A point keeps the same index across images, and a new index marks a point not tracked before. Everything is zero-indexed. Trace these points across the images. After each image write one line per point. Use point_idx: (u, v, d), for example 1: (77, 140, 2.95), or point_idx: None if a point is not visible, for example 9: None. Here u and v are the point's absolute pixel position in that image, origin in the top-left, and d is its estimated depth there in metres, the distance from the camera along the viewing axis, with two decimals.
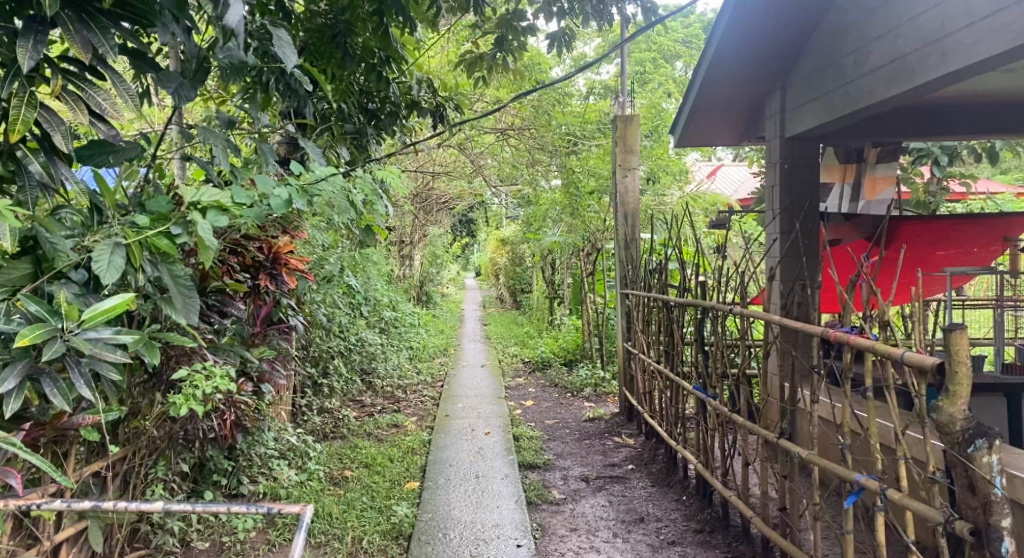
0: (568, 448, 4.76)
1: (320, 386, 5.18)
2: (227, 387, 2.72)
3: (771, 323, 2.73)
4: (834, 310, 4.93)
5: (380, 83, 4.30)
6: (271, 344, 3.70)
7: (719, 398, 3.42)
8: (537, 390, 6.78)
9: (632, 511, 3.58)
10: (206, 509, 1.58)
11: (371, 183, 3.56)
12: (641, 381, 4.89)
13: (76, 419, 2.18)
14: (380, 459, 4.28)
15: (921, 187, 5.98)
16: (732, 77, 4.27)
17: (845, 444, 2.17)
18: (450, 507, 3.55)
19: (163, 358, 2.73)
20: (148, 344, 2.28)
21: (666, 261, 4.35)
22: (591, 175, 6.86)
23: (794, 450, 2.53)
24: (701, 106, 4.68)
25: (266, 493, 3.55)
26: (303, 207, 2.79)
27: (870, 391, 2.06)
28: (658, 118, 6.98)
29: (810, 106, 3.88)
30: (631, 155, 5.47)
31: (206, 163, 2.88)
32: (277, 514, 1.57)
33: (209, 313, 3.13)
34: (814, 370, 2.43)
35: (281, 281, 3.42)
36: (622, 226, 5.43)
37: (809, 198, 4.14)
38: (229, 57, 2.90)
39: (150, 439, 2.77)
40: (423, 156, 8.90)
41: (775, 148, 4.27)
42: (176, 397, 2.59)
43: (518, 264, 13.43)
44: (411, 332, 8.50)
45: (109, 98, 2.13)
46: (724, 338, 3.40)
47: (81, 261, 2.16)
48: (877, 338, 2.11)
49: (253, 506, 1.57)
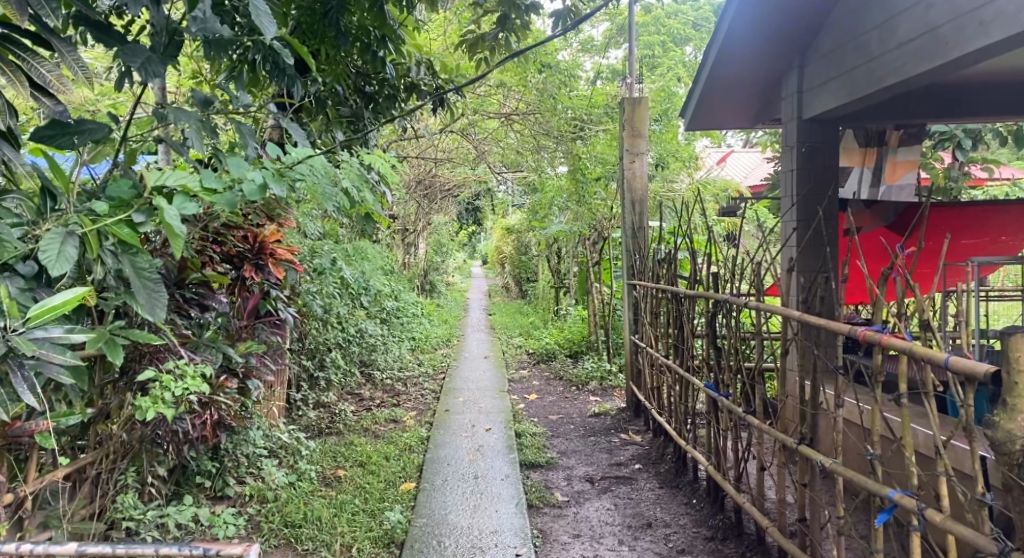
0: (572, 445, 4.57)
1: (316, 379, 5.02)
2: (201, 388, 2.55)
3: (792, 319, 2.48)
4: (858, 300, 4.68)
5: (375, 64, 4.07)
6: (259, 338, 3.52)
7: (733, 396, 3.20)
8: (541, 383, 6.58)
9: (639, 516, 3.38)
10: (130, 553, 1.41)
11: (361, 169, 3.34)
12: (648, 375, 4.68)
13: (29, 425, 2.02)
14: (375, 457, 4.10)
15: (942, 172, 5.70)
16: (746, 53, 4.01)
17: (874, 455, 1.92)
18: (446, 511, 3.36)
19: (133, 356, 2.58)
20: (109, 343, 2.12)
21: (675, 250, 4.14)
22: (598, 161, 6.63)
23: (816, 458, 2.29)
24: (713, 87, 4.44)
25: (252, 496, 3.36)
26: (280, 193, 2.55)
27: (903, 397, 1.81)
28: (668, 102, 6.77)
29: (831, 85, 3.62)
30: (640, 139, 5.22)
31: (180, 146, 2.68)
32: (217, 555, 1.40)
33: (187, 308, 2.88)
34: (840, 371, 2.18)
35: (267, 272, 3.28)
36: (629, 213, 5.21)
37: (828, 184, 3.91)
38: (204, 30, 2.68)
39: (119, 443, 2.59)
40: (425, 142, 8.67)
41: (791, 131, 4.02)
42: (144, 399, 2.43)
43: (524, 253, 13.22)
44: (413, 322, 8.31)
45: (55, 70, 2.06)
46: (738, 332, 3.18)
47: (31, 253, 1.97)
48: (914, 338, 1.88)
49: (186, 548, 1.41)
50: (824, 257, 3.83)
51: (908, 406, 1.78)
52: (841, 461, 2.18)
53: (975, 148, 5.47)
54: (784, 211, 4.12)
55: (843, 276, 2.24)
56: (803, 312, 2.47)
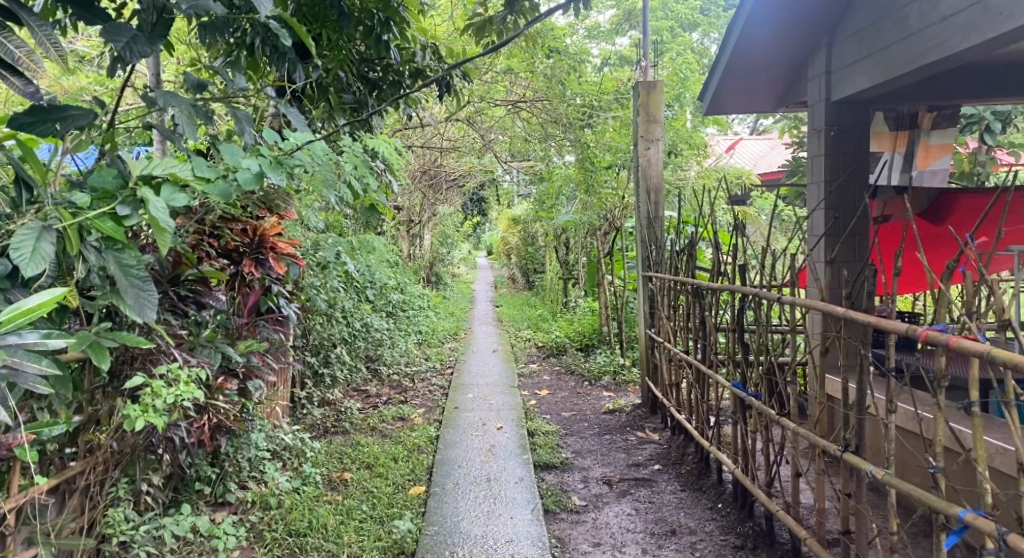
0: (587, 444, 4.40)
1: (320, 377, 4.81)
2: (195, 394, 2.38)
3: (836, 317, 2.27)
4: (917, 288, 4.47)
5: (380, 50, 3.82)
6: (261, 336, 3.35)
7: (763, 395, 3.01)
8: (552, 377, 6.40)
9: (661, 522, 3.21)
10: None
11: (361, 154, 3.15)
12: (665, 371, 4.50)
13: (8, 438, 1.85)
14: (383, 459, 3.93)
15: (969, 156, 5.48)
16: (771, 33, 3.80)
17: (937, 468, 1.73)
18: (458, 519, 3.19)
19: (125, 359, 2.42)
20: (94, 347, 1.97)
21: (696, 241, 3.95)
22: (608, 149, 6.44)
23: (863, 468, 2.10)
24: (734, 68, 4.20)
25: (254, 502, 3.21)
26: (277, 181, 2.42)
27: (975, 405, 1.61)
28: (681, 87, 6.56)
29: (862, 65, 3.41)
30: (655, 124, 5.00)
31: (171, 133, 2.49)
32: None
33: (183, 306, 2.71)
34: (893, 374, 1.98)
35: (267, 267, 3.14)
36: (643, 202, 5.01)
37: (857, 169, 3.70)
38: (195, 8, 2.45)
39: (109, 452, 2.41)
40: (430, 131, 8.45)
41: (818, 114, 3.81)
42: (132, 408, 2.26)
43: (531, 244, 13.04)
44: (419, 315, 8.13)
45: (22, 45, 1.88)
46: (768, 327, 2.99)
47: (3, 250, 1.80)
48: (984, 338, 1.68)
49: None
50: (858, 247, 3.63)
51: (980, 415, 1.59)
52: (894, 472, 1.98)
53: (1005, 131, 5.23)
54: (810, 199, 3.92)
55: (896, 270, 2.01)
56: (847, 308, 2.25)
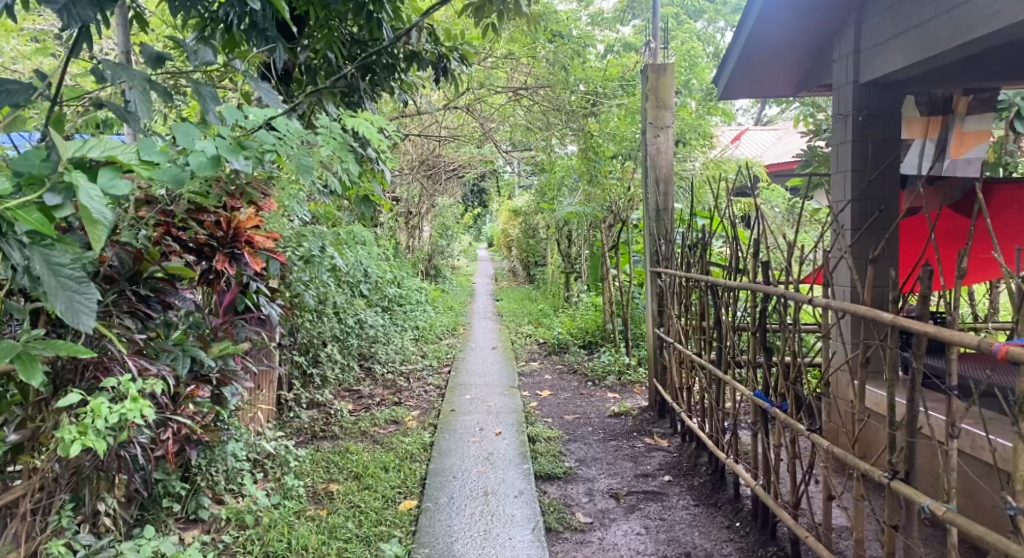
0: (592, 451, 4.12)
1: (309, 376, 4.61)
2: (148, 412, 2.10)
3: (882, 323, 1.97)
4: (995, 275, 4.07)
5: (370, 26, 3.52)
6: (239, 338, 3.08)
7: (789, 406, 2.70)
8: (554, 377, 6.11)
9: (675, 543, 2.93)
10: None
11: (344, 134, 2.82)
12: (675, 372, 4.22)
13: None
14: (372, 468, 3.65)
15: (997, 145, 5.15)
16: (793, 11, 3.50)
17: (1016, 509, 1.48)
18: (452, 539, 2.91)
19: (70, 369, 2.14)
20: (23, 358, 1.70)
21: (709, 234, 3.64)
22: (611, 138, 6.09)
23: (915, 500, 1.82)
24: (752, 49, 3.90)
25: (229, 520, 2.91)
26: (240, 165, 2.15)
27: None
28: (689, 73, 6.23)
29: (894, 44, 3.12)
30: (665, 110, 4.68)
31: (125, 112, 2.20)
32: None
33: (145, 308, 2.41)
34: (958, 394, 1.69)
35: (244, 263, 2.77)
36: (652, 192, 4.69)
37: (887, 158, 3.40)
38: None
39: (53, 474, 2.14)
40: (428, 119, 8.14)
41: (844, 97, 3.52)
42: (73, 428, 1.99)
43: (532, 236, 12.70)
44: (416, 311, 7.86)
45: None
46: (797, 330, 2.68)
47: None
48: None
49: None
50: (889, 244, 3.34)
51: None
52: (956, 507, 1.69)
53: None
54: (835, 191, 3.61)
55: (958, 271, 1.72)
56: (895, 314, 1.96)
